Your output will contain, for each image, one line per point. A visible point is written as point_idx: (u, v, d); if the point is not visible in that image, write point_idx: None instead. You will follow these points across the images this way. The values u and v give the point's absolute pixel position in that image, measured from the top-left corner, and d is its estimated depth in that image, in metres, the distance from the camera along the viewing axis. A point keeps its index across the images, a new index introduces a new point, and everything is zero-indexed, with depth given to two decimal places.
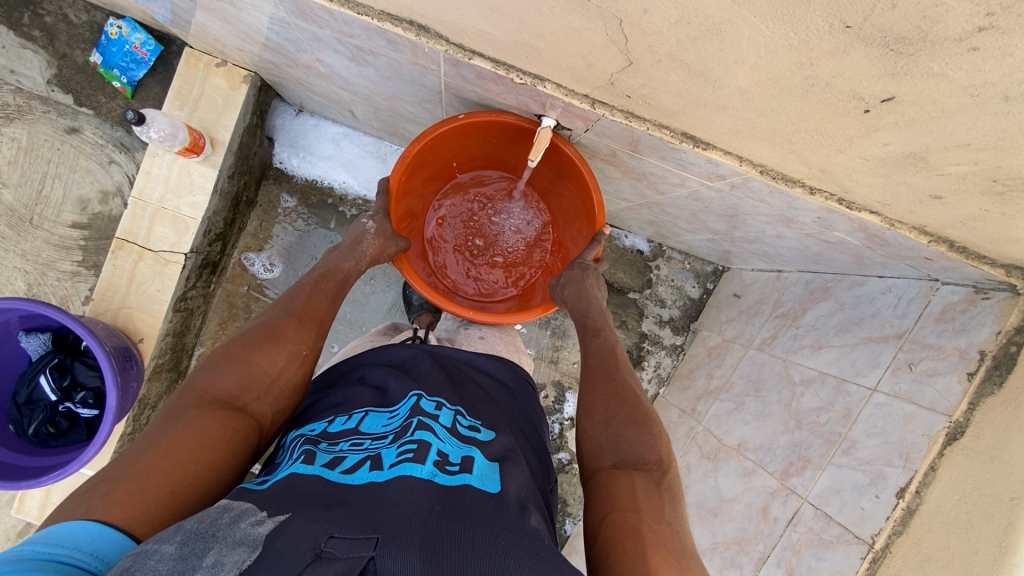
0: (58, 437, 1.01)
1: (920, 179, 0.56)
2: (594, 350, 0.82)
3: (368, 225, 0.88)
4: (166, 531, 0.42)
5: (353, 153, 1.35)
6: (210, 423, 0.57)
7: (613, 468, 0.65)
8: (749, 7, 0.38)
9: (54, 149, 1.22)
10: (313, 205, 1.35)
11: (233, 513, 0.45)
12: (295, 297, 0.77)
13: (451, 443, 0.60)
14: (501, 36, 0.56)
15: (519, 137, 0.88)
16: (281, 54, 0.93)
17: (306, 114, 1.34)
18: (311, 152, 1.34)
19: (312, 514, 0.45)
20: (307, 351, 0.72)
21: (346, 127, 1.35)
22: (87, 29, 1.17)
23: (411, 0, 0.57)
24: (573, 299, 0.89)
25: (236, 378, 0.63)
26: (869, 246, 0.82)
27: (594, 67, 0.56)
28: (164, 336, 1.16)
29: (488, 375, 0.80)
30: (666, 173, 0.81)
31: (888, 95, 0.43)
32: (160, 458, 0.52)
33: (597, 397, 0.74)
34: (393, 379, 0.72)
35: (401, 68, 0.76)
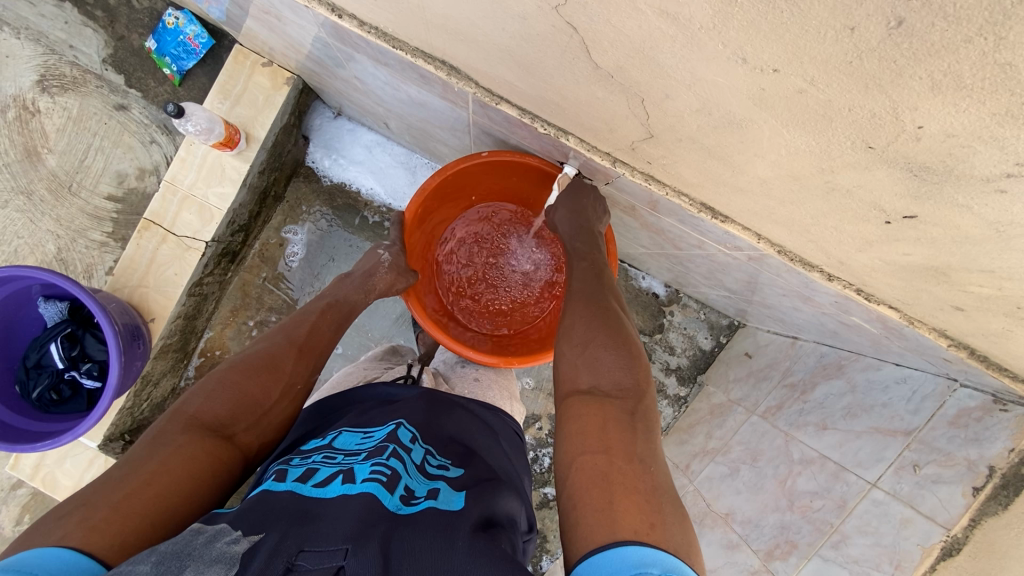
0: (59, 403, 1.04)
1: (943, 290, 0.54)
2: (578, 273, 0.79)
3: (383, 257, 0.90)
4: (139, 554, 0.43)
5: (383, 162, 1.37)
6: (197, 451, 0.58)
7: (586, 390, 0.64)
8: (771, 111, 0.38)
9: (101, 122, 1.26)
10: (337, 207, 1.37)
11: (207, 534, 0.46)
12: (298, 326, 0.78)
13: (418, 477, 0.59)
14: (528, 90, 0.56)
15: (537, 177, 0.88)
16: (323, 65, 0.95)
17: (343, 118, 1.36)
18: (343, 155, 1.36)
19: (287, 529, 0.45)
20: (301, 385, 0.73)
21: (380, 135, 1.37)
22: (146, 15, 1.22)
23: (442, 43, 0.57)
24: (565, 223, 0.80)
25: (227, 406, 0.64)
26: (888, 337, 0.79)
27: (616, 132, 0.55)
28: (175, 318, 1.19)
29: (474, 415, 0.79)
30: (685, 234, 0.80)
31: (910, 213, 0.42)
32: (143, 483, 0.53)
33: (578, 319, 0.72)
34: (375, 413, 0.72)
35: (432, 98, 0.76)
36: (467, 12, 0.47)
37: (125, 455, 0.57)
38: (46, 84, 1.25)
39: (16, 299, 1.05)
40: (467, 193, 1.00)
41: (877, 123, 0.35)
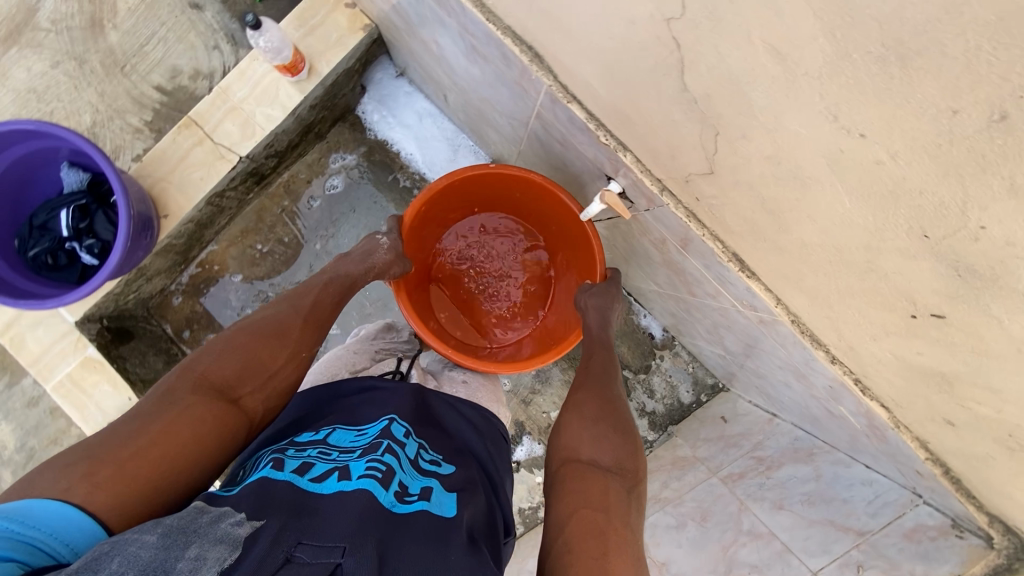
0: (52, 270, 1.03)
1: (940, 399, 0.55)
2: (598, 358, 0.83)
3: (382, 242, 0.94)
4: (146, 524, 0.45)
5: (430, 132, 1.38)
6: (203, 415, 0.62)
7: (587, 463, 0.65)
8: (840, 175, 0.40)
9: (172, 14, 1.27)
10: (373, 162, 1.39)
11: (211, 514, 0.47)
12: (303, 297, 0.83)
13: (411, 473, 0.64)
14: (605, 96, 0.57)
15: (538, 191, 0.98)
16: (406, 21, 0.95)
17: (404, 80, 1.37)
18: (393, 115, 1.37)
19: (286, 520, 0.48)
20: (306, 353, 0.77)
21: (434, 107, 1.38)
22: None
23: (537, 28, 0.59)
24: (592, 313, 0.87)
25: (235, 368, 0.69)
26: (868, 435, 0.80)
27: (676, 160, 0.56)
28: (186, 222, 1.19)
29: (462, 416, 0.83)
30: (704, 280, 0.81)
31: (940, 312, 0.43)
32: (151, 443, 0.57)
33: (590, 397, 0.74)
34: (366, 409, 0.74)
35: (505, 81, 0.77)
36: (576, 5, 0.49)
37: (135, 410, 0.61)
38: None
39: (28, 168, 1.05)
40: (464, 206, 1.08)
41: (943, 212, 0.36)
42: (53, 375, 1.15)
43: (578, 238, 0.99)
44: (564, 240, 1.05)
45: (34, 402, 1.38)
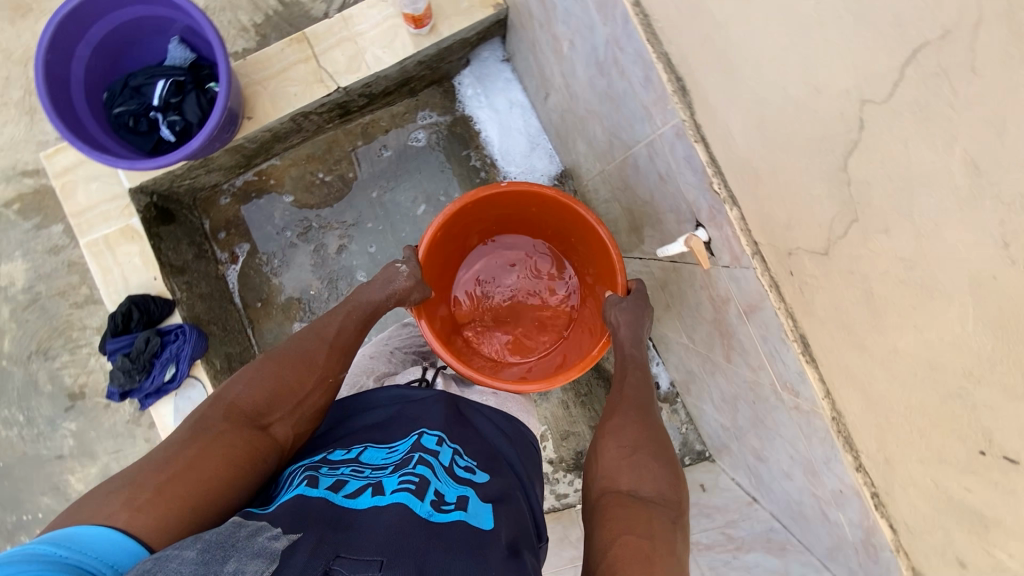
0: (129, 132, 1.04)
1: (963, 539, 0.55)
2: (632, 377, 0.87)
3: (398, 271, 1.02)
4: (187, 543, 0.57)
5: (515, 124, 1.41)
6: (233, 442, 0.73)
7: (627, 493, 0.70)
8: (975, 300, 0.42)
9: None
10: (452, 133, 1.43)
11: (248, 528, 0.59)
12: (329, 326, 0.95)
13: (446, 482, 0.76)
14: (743, 149, 0.58)
15: (556, 207, 1.08)
16: (547, 14, 0.95)
17: (508, 66, 1.40)
18: (486, 96, 1.41)
19: (325, 533, 0.61)
20: (333, 377, 0.89)
21: (527, 101, 1.41)
22: None
23: (699, 64, 0.59)
24: (625, 329, 0.91)
25: (264, 396, 0.81)
26: (857, 549, 0.80)
27: (789, 232, 0.57)
28: (265, 129, 1.20)
29: (496, 425, 0.98)
30: (751, 350, 0.81)
31: (1015, 457, 0.44)
32: (186, 467, 0.68)
33: (630, 423, 0.78)
34: (397, 427, 0.89)
35: (632, 102, 0.78)
36: (773, 60, 0.50)
37: (176, 439, 0.73)
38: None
39: (128, 35, 1.06)
40: (480, 232, 1.20)
41: None
42: (91, 231, 1.14)
43: (597, 250, 1.08)
44: (586, 251, 1.14)
45: (55, 251, 1.39)
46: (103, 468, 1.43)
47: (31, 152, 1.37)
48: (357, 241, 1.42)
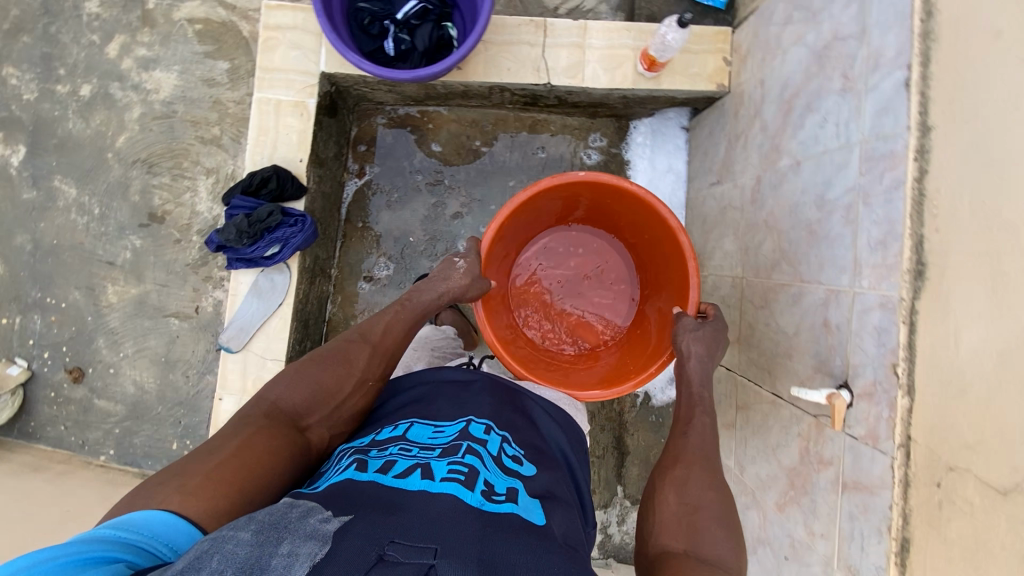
0: (359, 27, 1.07)
1: None
2: (699, 425, 0.93)
3: (456, 266, 1.10)
4: (241, 523, 0.58)
5: (663, 188, 1.45)
6: (273, 436, 0.78)
7: (685, 552, 0.75)
8: None
9: None
10: (606, 168, 1.46)
11: (297, 513, 0.61)
12: (373, 327, 1.01)
13: (495, 473, 0.77)
14: (963, 360, 0.60)
15: (637, 207, 1.15)
16: (781, 128, 0.97)
17: (683, 136, 1.43)
18: (651, 151, 1.44)
19: (376, 517, 0.61)
20: (372, 381, 0.96)
21: (683, 174, 1.44)
22: None
23: (960, 267, 0.61)
24: (696, 360, 0.99)
25: (303, 397, 0.87)
26: None
27: (968, 451, 0.59)
28: (465, 84, 1.23)
29: (554, 421, 1.02)
30: (823, 515, 0.83)
31: None
32: (231, 456, 0.72)
33: (694, 478, 0.85)
34: (447, 407, 0.92)
35: (840, 251, 0.80)
36: None
37: (218, 433, 0.77)
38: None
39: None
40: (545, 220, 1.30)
41: None
42: (268, 91, 1.16)
43: (669, 252, 1.15)
44: (653, 244, 1.21)
45: (209, 83, 1.40)
46: (142, 293, 1.43)
47: None
48: (474, 216, 1.44)
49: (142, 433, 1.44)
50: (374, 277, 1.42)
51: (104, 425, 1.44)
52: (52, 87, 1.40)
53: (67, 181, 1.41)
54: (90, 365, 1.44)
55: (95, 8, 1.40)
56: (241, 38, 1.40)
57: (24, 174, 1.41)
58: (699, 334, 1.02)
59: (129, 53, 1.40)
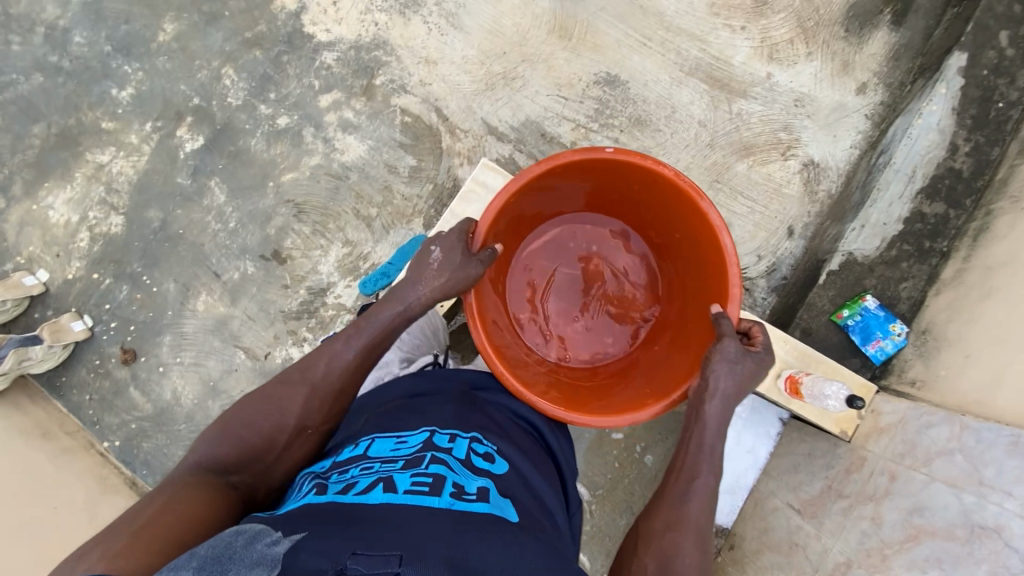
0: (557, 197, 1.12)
1: None
2: (699, 487, 0.89)
3: (432, 258, 0.99)
4: (183, 561, 0.53)
5: (737, 463, 1.42)
6: (196, 492, 0.73)
7: None
8: None
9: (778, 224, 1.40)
10: None
11: (244, 541, 0.57)
12: (314, 364, 0.92)
13: (460, 474, 0.74)
14: None
15: (666, 193, 1.04)
16: (897, 547, 0.95)
17: (776, 426, 1.42)
18: (741, 424, 1.43)
19: (333, 531, 0.59)
20: (311, 428, 0.88)
21: (762, 461, 1.42)
22: (890, 291, 1.28)
23: None
24: (716, 415, 0.91)
25: (231, 454, 0.83)
26: None
27: None
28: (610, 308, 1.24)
29: (523, 420, 0.99)
30: None
31: None
32: (158, 513, 0.66)
33: (680, 542, 0.84)
34: (409, 417, 0.87)
35: None
36: None
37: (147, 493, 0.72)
38: (811, 170, 1.41)
39: None
40: (548, 209, 1.19)
41: None
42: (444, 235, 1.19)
43: (703, 250, 1.04)
44: (683, 244, 1.11)
45: (390, 169, 1.45)
46: (228, 315, 1.44)
47: (457, 103, 1.46)
48: None
49: (152, 441, 1.41)
50: None
51: (124, 414, 1.42)
52: (256, 104, 1.47)
53: (222, 187, 1.46)
54: (144, 354, 1.44)
55: (330, 60, 1.48)
56: (438, 147, 1.46)
57: (189, 162, 1.47)
58: (736, 367, 0.92)
59: (337, 109, 1.47)
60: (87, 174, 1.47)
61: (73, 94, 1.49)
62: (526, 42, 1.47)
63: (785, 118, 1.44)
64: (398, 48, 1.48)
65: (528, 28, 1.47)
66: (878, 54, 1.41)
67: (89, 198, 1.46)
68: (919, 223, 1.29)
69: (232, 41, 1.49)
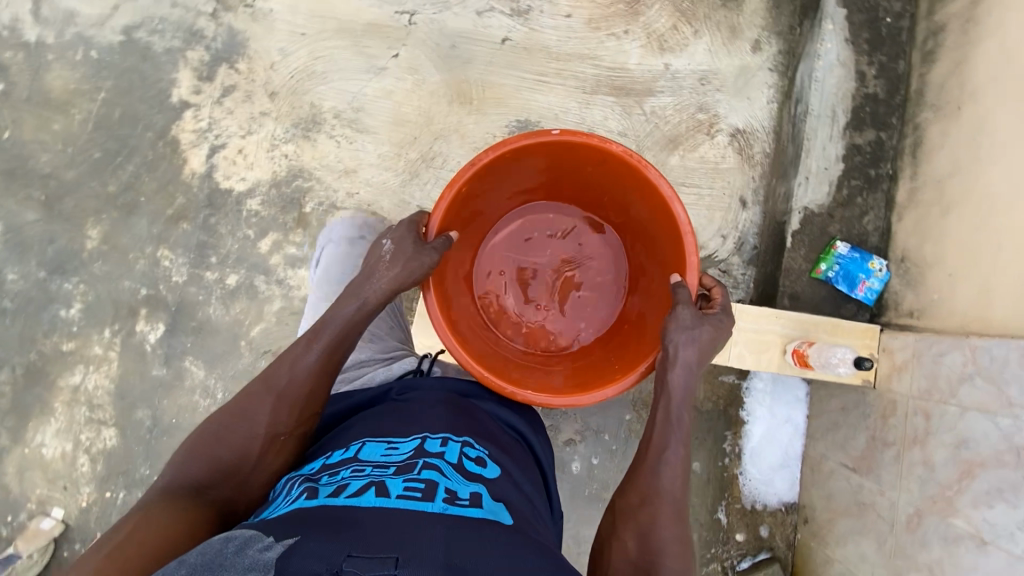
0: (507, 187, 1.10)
1: None
2: (669, 448, 0.88)
3: (385, 251, 0.97)
4: (174, 569, 0.56)
5: (779, 437, 1.42)
6: (164, 512, 0.73)
7: None
8: None
9: (723, 192, 1.44)
10: (722, 410, 1.43)
11: (238, 544, 0.58)
12: (279, 371, 0.89)
13: (455, 480, 0.72)
14: None
15: (618, 172, 1.03)
16: (962, 485, 0.95)
17: (802, 388, 1.41)
18: (769, 400, 1.42)
19: (326, 534, 0.58)
20: (285, 435, 0.86)
21: (801, 425, 1.41)
22: (857, 229, 1.28)
23: None
24: (684, 372, 0.90)
25: (203, 468, 0.83)
26: None
27: None
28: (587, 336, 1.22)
29: (506, 419, 0.98)
30: None
31: None
32: (123, 539, 0.67)
33: (652, 510, 0.84)
34: (399, 421, 0.85)
35: None
36: None
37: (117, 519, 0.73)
38: (740, 138, 1.44)
39: None
40: (505, 199, 1.17)
41: None
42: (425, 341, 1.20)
43: (659, 224, 1.03)
44: (642, 221, 1.10)
45: None
46: None
47: (390, 201, 1.48)
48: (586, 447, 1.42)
49: None
50: None
51: None
52: (201, 273, 1.48)
53: (198, 363, 1.46)
54: None
55: (256, 205, 1.49)
56: None
57: (159, 352, 1.46)
58: (696, 334, 0.91)
59: (280, 249, 1.47)
60: (66, 400, 1.46)
61: (25, 329, 1.49)
62: (432, 120, 1.48)
63: (697, 99, 1.46)
64: (315, 170, 1.49)
65: (429, 106, 1.49)
66: (759, 9, 1.45)
67: (76, 422, 1.46)
68: (856, 155, 1.29)
69: (157, 223, 1.49)
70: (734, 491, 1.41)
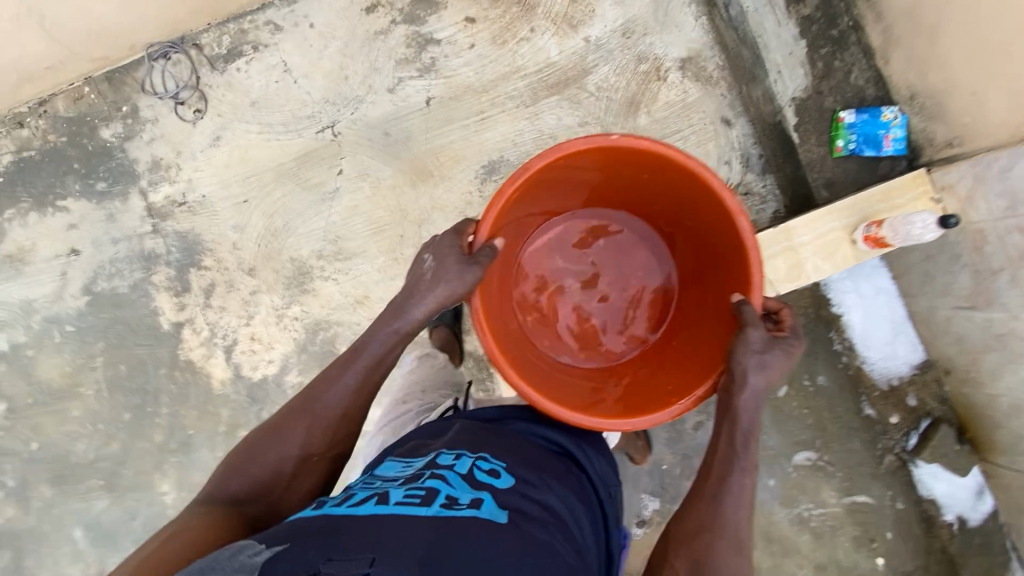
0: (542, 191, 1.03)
1: None
2: (718, 465, 0.85)
3: (426, 267, 0.90)
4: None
5: (879, 310, 1.37)
6: (199, 522, 0.75)
7: None
8: None
9: (703, 121, 1.38)
10: (817, 316, 1.39)
11: (237, 548, 0.61)
12: (315, 396, 0.87)
13: (459, 488, 0.69)
14: None
15: (677, 180, 0.98)
16: None
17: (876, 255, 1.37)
18: (851, 282, 1.38)
19: (309, 541, 0.59)
20: (316, 455, 0.87)
21: (894, 289, 1.36)
22: (852, 92, 1.25)
23: None
24: (739, 376, 0.85)
25: (242, 488, 0.84)
26: None
27: None
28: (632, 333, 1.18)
29: (534, 420, 0.93)
30: None
31: None
32: (162, 549, 0.69)
33: (707, 537, 0.81)
34: (422, 444, 0.84)
35: None
36: None
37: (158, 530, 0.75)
38: (692, 65, 1.39)
39: None
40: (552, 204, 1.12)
41: None
42: None
43: (718, 234, 0.99)
44: (699, 231, 1.04)
45: None
46: None
47: None
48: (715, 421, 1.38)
49: None
50: (644, 516, 1.39)
51: None
52: None
53: None
54: None
55: (296, 378, 1.44)
56: None
57: None
58: (765, 357, 0.85)
59: None
60: None
61: None
62: (407, 210, 1.44)
63: (631, 53, 1.41)
64: (331, 315, 1.44)
65: (398, 200, 1.44)
66: None
67: None
68: (812, 27, 1.26)
69: (217, 445, 1.45)
70: (866, 382, 1.38)
